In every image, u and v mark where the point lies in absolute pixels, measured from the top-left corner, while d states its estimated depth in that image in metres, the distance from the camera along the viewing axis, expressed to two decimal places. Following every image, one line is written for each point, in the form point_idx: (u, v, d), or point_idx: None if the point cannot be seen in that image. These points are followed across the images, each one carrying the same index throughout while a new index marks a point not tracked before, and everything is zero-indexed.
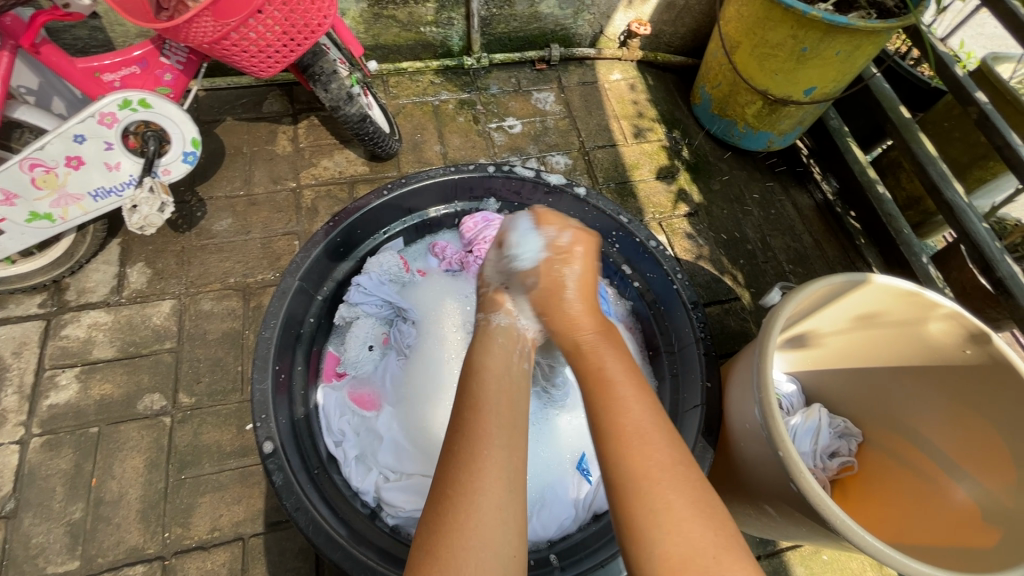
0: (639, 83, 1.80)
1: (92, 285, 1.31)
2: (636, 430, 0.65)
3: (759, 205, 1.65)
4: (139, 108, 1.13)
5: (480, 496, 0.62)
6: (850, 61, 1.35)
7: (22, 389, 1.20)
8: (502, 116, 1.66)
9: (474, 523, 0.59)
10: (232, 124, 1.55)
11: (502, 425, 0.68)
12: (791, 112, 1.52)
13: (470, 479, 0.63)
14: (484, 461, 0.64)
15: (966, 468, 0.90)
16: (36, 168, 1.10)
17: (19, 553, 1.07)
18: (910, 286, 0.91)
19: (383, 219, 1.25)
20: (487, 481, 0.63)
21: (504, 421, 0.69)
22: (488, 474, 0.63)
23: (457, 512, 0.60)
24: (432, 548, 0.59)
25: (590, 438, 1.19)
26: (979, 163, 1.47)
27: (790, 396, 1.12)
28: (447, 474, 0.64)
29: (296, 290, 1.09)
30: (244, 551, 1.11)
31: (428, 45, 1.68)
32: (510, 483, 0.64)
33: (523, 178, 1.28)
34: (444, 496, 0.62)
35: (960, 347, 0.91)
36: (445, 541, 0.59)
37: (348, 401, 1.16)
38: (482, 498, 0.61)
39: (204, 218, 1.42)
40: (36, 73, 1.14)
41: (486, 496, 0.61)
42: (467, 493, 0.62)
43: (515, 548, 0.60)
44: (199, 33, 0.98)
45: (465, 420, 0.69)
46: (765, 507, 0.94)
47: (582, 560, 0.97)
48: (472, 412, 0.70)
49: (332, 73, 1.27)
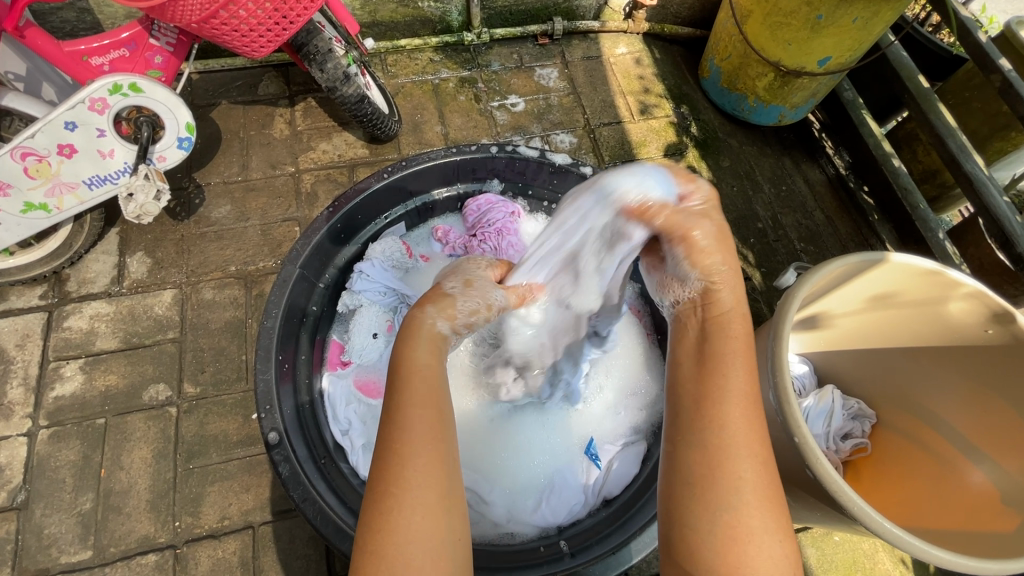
0: (645, 56, 1.74)
1: (93, 275, 1.29)
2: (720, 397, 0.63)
3: (770, 181, 1.60)
4: (130, 93, 1.09)
5: (415, 489, 0.59)
6: (868, 29, 1.29)
7: (27, 381, 1.19)
8: (505, 93, 1.62)
9: (415, 518, 0.58)
10: (228, 108, 1.51)
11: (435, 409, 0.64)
12: (804, 84, 1.47)
13: (407, 472, 0.59)
14: (424, 451, 0.61)
15: (984, 451, 0.89)
16: (27, 157, 1.08)
17: (32, 544, 1.07)
18: (931, 265, 0.88)
19: (384, 204, 1.22)
20: (422, 476, 0.59)
21: (438, 405, 0.64)
22: (423, 466, 0.60)
23: (394, 512, 0.58)
24: (371, 546, 0.57)
25: (598, 422, 1.18)
26: (1000, 134, 1.43)
27: (802, 377, 1.10)
28: (382, 468, 0.60)
29: (297, 278, 1.07)
30: (255, 539, 1.11)
31: (426, 21, 1.62)
32: (450, 472, 0.62)
33: (527, 159, 1.24)
34: (381, 492, 0.59)
35: (982, 326, 0.89)
36: (384, 543, 0.57)
37: (354, 389, 1.14)
38: (420, 491, 0.59)
39: (203, 205, 1.39)
40: (23, 59, 1.11)
41: (423, 489, 0.59)
42: (404, 488, 0.58)
43: (457, 535, 0.60)
44: (188, 12, 0.94)
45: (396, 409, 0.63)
46: (779, 492, 0.92)
47: (592, 546, 0.96)
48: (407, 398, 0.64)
49: (328, 52, 1.22)
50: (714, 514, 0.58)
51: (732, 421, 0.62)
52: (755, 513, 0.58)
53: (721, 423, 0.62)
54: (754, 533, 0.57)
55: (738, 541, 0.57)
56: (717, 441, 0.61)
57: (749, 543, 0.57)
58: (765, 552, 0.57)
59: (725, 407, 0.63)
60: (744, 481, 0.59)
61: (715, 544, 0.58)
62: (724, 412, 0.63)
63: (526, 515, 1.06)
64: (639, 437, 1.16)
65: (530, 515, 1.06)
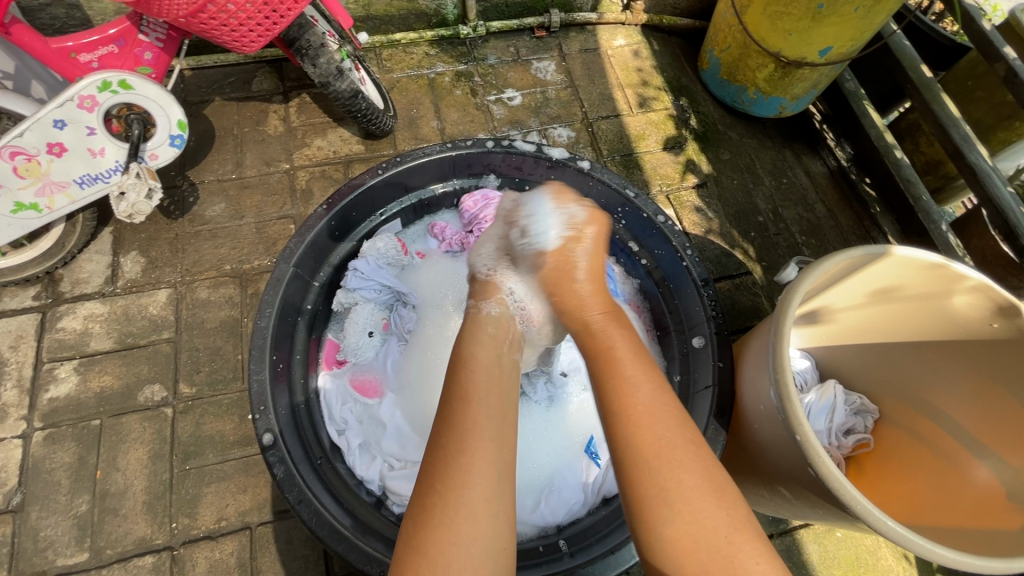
0: (644, 48, 1.72)
1: (86, 275, 1.28)
2: (646, 408, 0.67)
3: (770, 174, 1.58)
4: (120, 90, 1.08)
5: (470, 488, 0.61)
6: (869, 18, 1.27)
7: (21, 382, 1.18)
8: (502, 87, 1.60)
9: (466, 516, 0.59)
10: (221, 104, 1.50)
11: (493, 417, 0.68)
12: (805, 75, 1.45)
13: (460, 471, 0.61)
14: (477, 452, 0.63)
15: (990, 447, 0.87)
16: (17, 156, 1.06)
17: (28, 547, 1.06)
18: (936, 258, 0.85)
19: (379, 201, 1.21)
20: (477, 475, 0.61)
21: (493, 414, 0.68)
22: (476, 465, 0.62)
23: (445, 507, 0.59)
24: (415, 543, 0.58)
25: (598, 420, 1.16)
26: (1004, 124, 1.40)
27: (803, 373, 1.08)
28: (436, 468, 0.63)
29: (291, 277, 1.06)
30: (252, 540, 1.10)
31: (421, 14, 1.60)
32: (500, 475, 0.63)
33: (523, 153, 1.22)
34: (432, 490, 0.61)
35: (987, 320, 0.87)
36: (432, 538, 0.58)
37: (350, 388, 1.13)
38: (472, 491, 0.60)
39: (197, 203, 1.38)
40: (11, 56, 1.09)
41: (476, 486, 0.61)
42: (456, 487, 0.60)
43: (504, 542, 0.60)
44: (175, 7, 0.92)
45: (453, 410, 0.68)
46: (781, 490, 0.91)
47: (591, 546, 0.95)
48: (460, 403, 0.69)
49: (320, 46, 1.20)
50: (654, 525, 0.59)
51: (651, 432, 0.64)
52: (714, 518, 0.59)
53: (637, 435, 0.64)
54: (718, 537, 0.58)
55: (689, 548, 0.57)
56: (639, 452, 0.63)
57: (705, 549, 0.57)
58: (734, 556, 0.57)
59: (649, 419, 0.66)
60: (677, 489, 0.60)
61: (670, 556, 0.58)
62: (647, 427, 0.65)
63: (525, 514, 1.05)
64: None
65: (528, 514, 1.05)
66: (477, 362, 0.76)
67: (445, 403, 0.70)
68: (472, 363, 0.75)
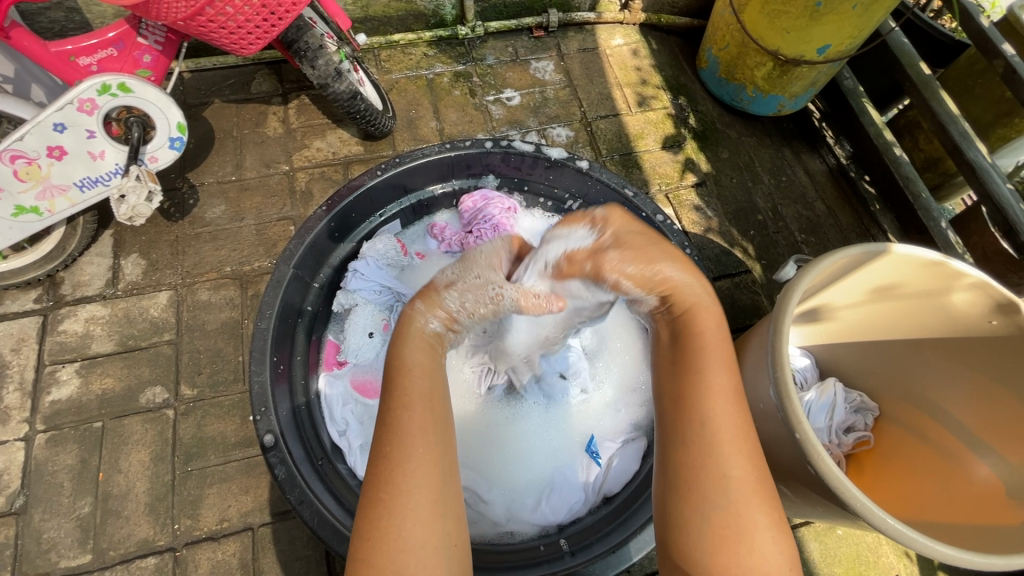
0: (642, 47, 1.72)
1: (87, 278, 1.28)
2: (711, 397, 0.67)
3: (769, 172, 1.59)
4: (119, 93, 1.08)
5: (412, 495, 0.61)
6: (867, 16, 1.27)
7: (23, 385, 1.18)
8: (500, 87, 1.60)
9: (411, 523, 0.59)
10: (221, 106, 1.50)
11: (428, 414, 0.65)
12: (803, 73, 1.45)
13: (402, 476, 0.61)
14: (417, 456, 0.62)
15: (989, 444, 0.87)
16: (17, 160, 1.06)
17: (32, 548, 1.07)
18: (935, 256, 0.85)
19: (378, 202, 1.21)
20: (419, 478, 0.61)
21: (427, 415, 0.65)
22: (419, 470, 0.62)
23: (391, 517, 0.59)
24: (365, 552, 0.59)
25: (598, 419, 1.16)
26: (1003, 121, 1.40)
27: (803, 371, 1.09)
28: (378, 476, 0.62)
29: (291, 278, 1.06)
30: (254, 540, 1.10)
31: (420, 15, 1.60)
32: (444, 474, 0.63)
33: (522, 153, 1.22)
34: (377, 501, 0.61)
35: (986, 317, 0.87)
36: (379, 545, 0.59)
37: (350, 390, 1.12)
38: (416, 496, 0.60)
39: (197, 205, 1.38)
40: (10, 61, 1.09)
41: (420, 491, 0.61)
42: (399, 495, 0.60)
43: (455, 538, 0.61)
44: (173, 10, 0.93)
45: (388, 415, 0.65)
46: (781, 487, 0.91)
47: (592, 545, 0.95)
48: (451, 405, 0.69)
49: (319, 48, 1.21)
50: (699, 510, 0.62)
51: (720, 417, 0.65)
52: (745, 503, 0.61)
53: (707, 416, 0.65)
54: (746, 527, 0.60)
55: (727, 536, 0.59)
56: (704, 434, 0.64)
57: (741, 537, 0.59)
58: (749, 543, 0.59)
59: (713, 397, 0.66)
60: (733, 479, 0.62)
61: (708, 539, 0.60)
62: (714, 407, 0.66)
63: (526, 514, 1.05)
64: (639, 434, 1.15)
65: (529, 514, 1.05)
66: (414, 361, 0.70)
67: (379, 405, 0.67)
68: (413, 368, 0.69)
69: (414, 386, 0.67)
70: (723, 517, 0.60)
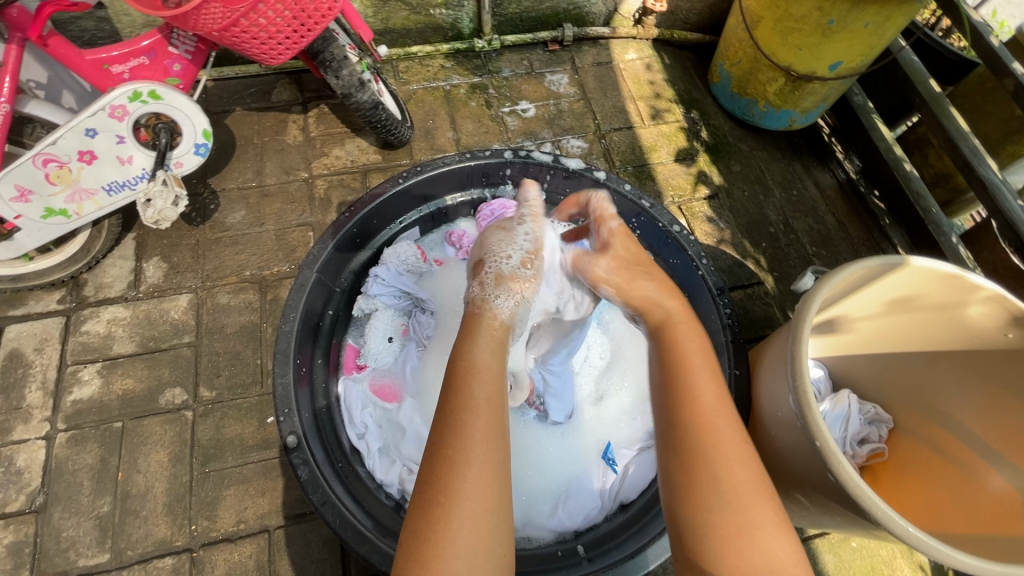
0: (656, 62, 1.75)
1: (109, 280, 1.30)
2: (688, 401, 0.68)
3: (781, 185, 1.61)
4: (150, 100, 1.11)
5: (467, 502, 0.58)
6: (879, 34, 1.30)
7: (46, 385, 1.20)
8: (516, 99, 1.63)
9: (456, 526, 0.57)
10: (242, 114, 1.53)
11: (490, 426, 0.63)
12: (815, 89, 1.47)
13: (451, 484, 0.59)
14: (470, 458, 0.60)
15: (1005, 455, 0.88)
16: (49, 164, 1.09)
17: (51, 547, 1.08)
18: (951, 269, 0.87)
19: (399, 208, 1.23)
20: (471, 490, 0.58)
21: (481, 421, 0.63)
22: (474, 480, 0.59)
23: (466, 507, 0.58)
24: (419, 556, 0.56)
25: (614, 427, 1.18)
26: (1014, 138, 1.42)
27: (817, 382, 1.10)
28: None
29: (314, 282, 1.08)
30: (270, 543, 1.11)
31: (438, 28, 1.64)
32: None
33: (540, 163, 1.25)
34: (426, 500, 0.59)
35: (1001, 330, 0.88)
36: (433, 551, 0.56)
37: (370, 393, 1.15)
38: (473, 502, 0.58)
39: (218, 211, 1.41)
40: (45, 67, 1.13)
41: (473, 500, 0.58)
42: (456, 500, 0.58)
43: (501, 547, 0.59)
44: (208, 21, 0.95)
45: (448, 416, 0.63)
46: (798, 495, 0.92)
47: (609, 552, 0.96)
48: None
49: (343, 59, 1.23)
50: (703, 512, 0.61)
51: (710, 428, 0.65)
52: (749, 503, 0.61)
53: (695, 427, 0.66)
54: (758, 532, 0.59)
55: (731, 537, 0.59)
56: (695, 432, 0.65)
57: (744, 537, 0.58)
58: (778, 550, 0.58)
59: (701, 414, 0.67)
60: (729, 478, 0.62)
61: (713, 541, 0.59)
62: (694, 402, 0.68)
63: (542, 519, 1.06)
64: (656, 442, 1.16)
65: (546, 519, 1.06)
66: (483, 369, 0.68)
67: None
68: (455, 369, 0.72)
69: (476, 395, 0.65)
70: (721, 530, 0.59)
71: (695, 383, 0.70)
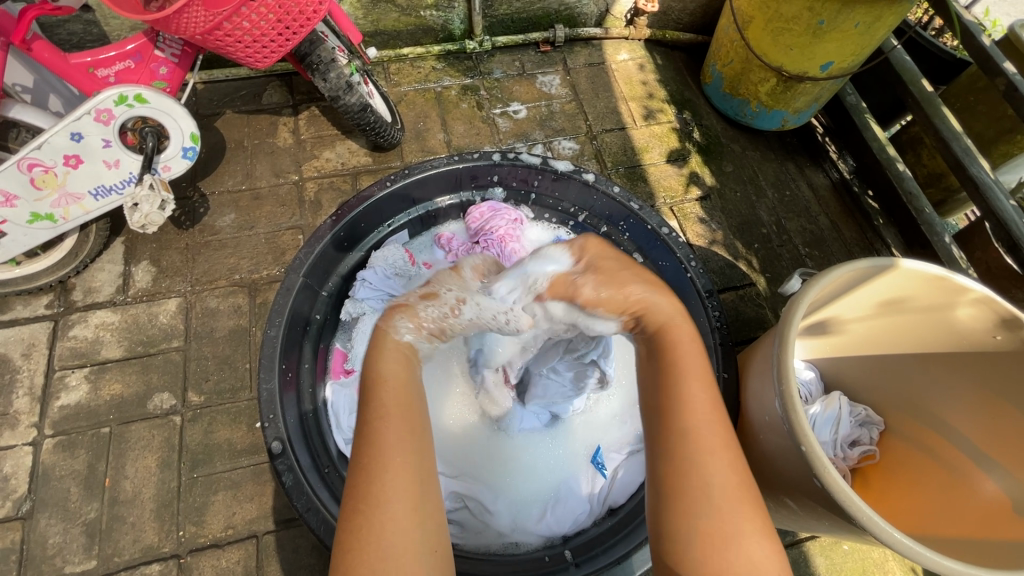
0: (648, 63, 1.74)
1: (98, 284, 1.30)
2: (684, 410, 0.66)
3: (773, 185, 1.60)
4: (136, 104, 1.10)
5: (390, 503, 0.61)
6: (870, 33, 1.29)
7: (33, 391, 1.19)
8: (507, 101, 1.62)
9: (384, 533, 0.59)
10: (232, 117, 1.53)
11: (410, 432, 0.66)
12: (807, 89, 1.46)
13: (380, 488, 0.61)
14: (393, 467, 0.63)
15: (995, 459, 0.87)
16: (34, 168, 1.09)
17: (37, 554, 1.07)
18: (939, 271, 0.87)
19: (387, 211, 1.22)
20: (396, 489, 0.62)
21: (403, 427, 0.66)
22: (397, 480, 0.62)
23: (374, 523, 0.59)
24: (347, 562, 0.58)
25: (603, 430, 1.17)
26: (1006, 137, 1.42)
27: (808, 384, 1.09)
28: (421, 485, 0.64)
29: (301, 286, 1.07)
30: (258, 548, 1.11)
31: (429, 30, 1.63)
32: None
33: (529, 165, 1.24)
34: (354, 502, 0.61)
35: (990, 333, 0.88)
36: (356, 560, 0.58)
37: (357, 398, 1.13)
38: (394, 503, 0.61)
39: (208, 214, 1.40)
40: (30, 71, 1.13)
41: (398, 500, 0.61)
42: (377, 504, 0.60)
43: (432, 543, 0.62)
44: (191, 25, 0.95)
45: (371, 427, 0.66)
46: (787, 500, 0.91)
47: (598, 557, 0.96)
48: None
49: (331, 61, 1.23)
50: (690, 519, 0.61)
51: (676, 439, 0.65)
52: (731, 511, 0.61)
53: (678, 435, 0.65)
54: (739, 537, 0.60)
55: (714, 544, 0.59)
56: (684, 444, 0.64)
57: (733, 543, 0.59)
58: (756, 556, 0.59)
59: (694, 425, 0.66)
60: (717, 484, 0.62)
61: (696, 549, 0.60)
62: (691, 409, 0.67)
63: (531, 524, 1.06)
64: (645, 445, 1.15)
65: (534, 524, 1.05)
66: (391, 377, 0.71)
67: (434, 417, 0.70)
68: None
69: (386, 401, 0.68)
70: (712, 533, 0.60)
71: (684, 386, 0.68)
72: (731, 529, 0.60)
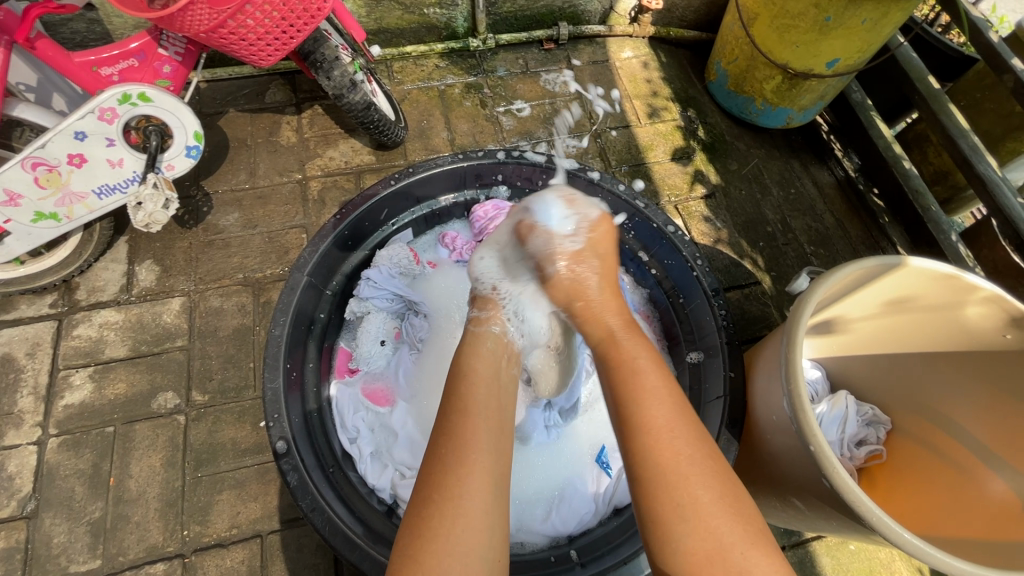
0: (652, 60, 1.73)
1: (102, 283, 1.29)
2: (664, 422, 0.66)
3: (778, 184, 1.59)
4: (139, 102, 1.10)
5: (467, 498, 0.61)
6: (876, 30, 1.28)
7: (37, 390, 1.19)
8: (511, 99, 1.62)
9: (461, 525, 0.59)
10: (235, 115, 1.52)
11: (489, 432, 0.68)
12: (813, 86, 1.45)
13: (456, 482, 0.62)
14: (471, 466, 0.63)
15: (1004, 458, 0.86)
16: (38, 168, 1.08)
17: (42, 553, 1.07)
18: (948, 269, 0.86)
19: (391, 210, 1.22)
20: (473, 485, 0.62)
21: (483, 429, 0.68)
22: (472, 478, 0.62)
23: (443, 518, 0.59)
24: (414, 551, 0.58)
25: (608, 430, 1.17)
26: (1014, 134, 1.41)
27: (814, 383, 1.08)
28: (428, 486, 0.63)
29: (305, 285, 1.07)
30: (263, 548, 1.10)
31: (432, 27, 1.62)
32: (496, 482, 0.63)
33: (534, 164, 1.23)
34: (430, 498, 0.61)
35: (1000, 331, 0.87)
36: (427, 547, 0.57)
37: (361, 397, 1.14)
38: (469, 501, 0.61)
39: (211, 213, 1.40)
40: (34, 69, 1.13)
41: (473, 498, 0.61)
42: (452, 497, 0.60)
43: (497, 551, 0.60)
44: (195, 22, 0.94)
45: (452, 424, 0.68)
46: (794, 500, 0.91)
47: (603, 557, 0.95)
48: (459, 416, 0.69)
49: (335, 59, 1.22)
50: (669, 539, 0.59)
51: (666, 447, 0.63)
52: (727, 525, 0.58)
53: (657, 451, 0.63)
54: (726, 550, 0.57)
55: (700, 560, 0.57)
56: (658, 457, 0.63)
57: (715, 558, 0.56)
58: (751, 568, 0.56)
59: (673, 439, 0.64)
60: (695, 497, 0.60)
61: (682, 564, 0.57)
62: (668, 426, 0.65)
63: (536, 524, 1.05)
64: None
65: (540, 524, 1.05)
66: (474, 378, 0.75)
67: (441, 417, 0.70)
68: None
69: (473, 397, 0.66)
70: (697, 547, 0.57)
71: (645, 405, 0.67)
72: (723, 541, 0.57)
